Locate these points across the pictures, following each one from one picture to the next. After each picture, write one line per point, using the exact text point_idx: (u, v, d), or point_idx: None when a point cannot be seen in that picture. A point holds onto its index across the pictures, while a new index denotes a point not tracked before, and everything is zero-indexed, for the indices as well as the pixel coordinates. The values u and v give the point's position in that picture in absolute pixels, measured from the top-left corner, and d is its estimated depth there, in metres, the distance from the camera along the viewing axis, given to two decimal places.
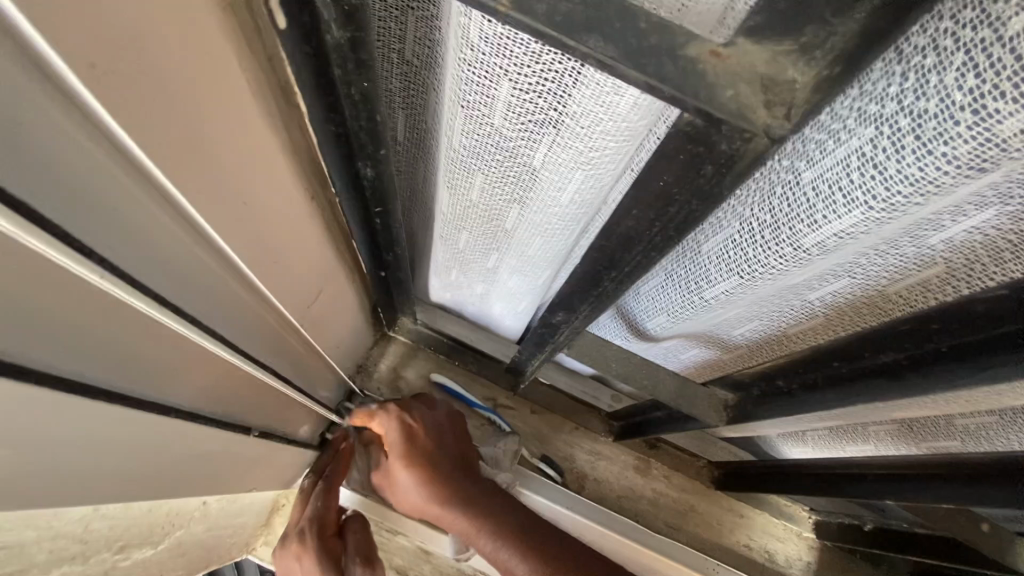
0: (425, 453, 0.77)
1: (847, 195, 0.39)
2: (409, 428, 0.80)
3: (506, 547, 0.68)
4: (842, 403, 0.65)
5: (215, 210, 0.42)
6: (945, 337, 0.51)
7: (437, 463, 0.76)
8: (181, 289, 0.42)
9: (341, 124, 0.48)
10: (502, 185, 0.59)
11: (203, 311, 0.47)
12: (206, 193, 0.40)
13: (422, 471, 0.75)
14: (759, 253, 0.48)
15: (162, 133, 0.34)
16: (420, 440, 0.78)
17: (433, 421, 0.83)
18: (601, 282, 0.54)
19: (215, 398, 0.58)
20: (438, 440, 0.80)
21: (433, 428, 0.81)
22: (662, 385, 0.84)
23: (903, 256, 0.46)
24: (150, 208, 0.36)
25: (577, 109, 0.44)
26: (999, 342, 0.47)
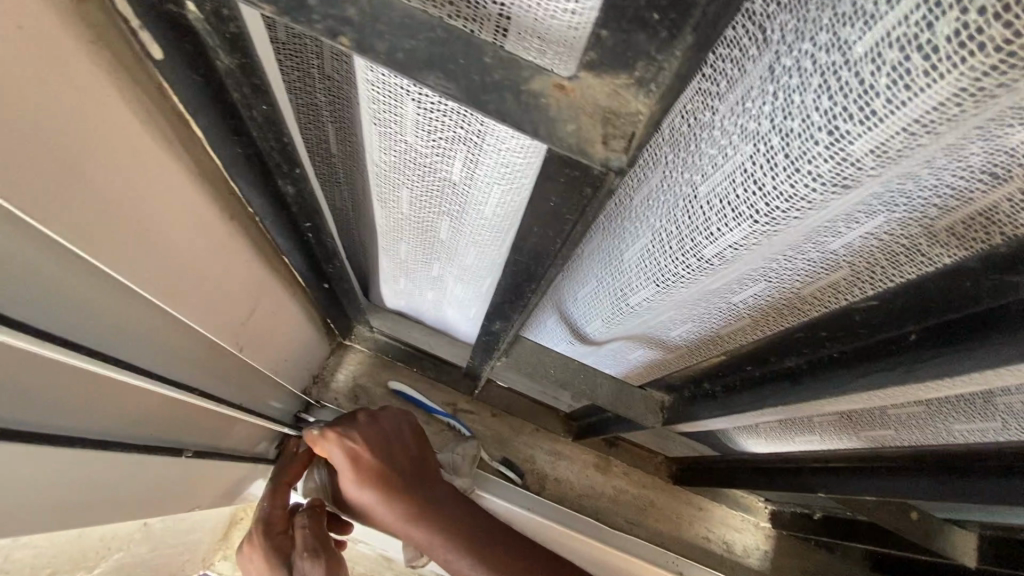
0: (376, 474, 0.76)
1: (735, 209, 0.40)
2: (354, 451, 0.77)
3: (468, 562, 0.71)
4: (770, 402, 0.67)
5: (100, 244, 0.42)
6: (835, 344, 0.56)
7: (389, 482, 0.76)
8: (60, 317, 0.43)
9: (249, 145, 0.47)
10: (428, 199, 0.59)
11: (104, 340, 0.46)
12: (86, 229, 0.40)
13: (377, 492, 0.75)
14: (670, 262, 0.50)
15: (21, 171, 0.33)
16: (365, 462, 0.77)
17: (379, 436, 0.81)
18: (524, 293, 0.55)
19: (143, 426, 0.58)
20: (387, 454, 0.78)
21: (380, 444, 0.79)
22: (600, 388, 0.88)
23: (810, 261, 0.48)
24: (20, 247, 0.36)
25: (481, 127, 0.43)
26: (884, 348, 0.52)
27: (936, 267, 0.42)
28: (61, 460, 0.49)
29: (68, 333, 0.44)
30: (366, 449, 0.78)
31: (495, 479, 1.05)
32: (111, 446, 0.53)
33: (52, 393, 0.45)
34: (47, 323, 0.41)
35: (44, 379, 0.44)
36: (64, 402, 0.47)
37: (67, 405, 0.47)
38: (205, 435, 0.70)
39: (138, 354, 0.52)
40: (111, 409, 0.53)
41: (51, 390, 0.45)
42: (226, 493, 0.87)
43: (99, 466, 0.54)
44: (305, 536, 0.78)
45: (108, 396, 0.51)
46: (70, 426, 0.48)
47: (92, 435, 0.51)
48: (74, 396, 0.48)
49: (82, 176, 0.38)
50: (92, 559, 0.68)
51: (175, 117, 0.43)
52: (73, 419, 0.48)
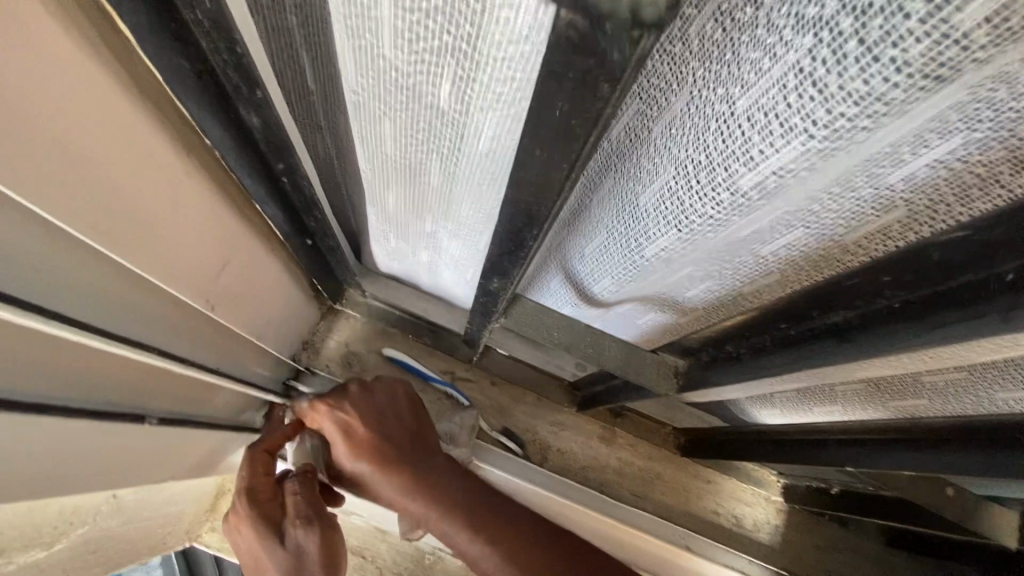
0: (367, 444, 0.72)
1: (784, 122, 0.32)
2: (345, 423, 0.74)
3: (467, 537, 0.64)
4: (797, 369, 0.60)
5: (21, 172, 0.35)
6: (897, 294, 0.48)
7: (381, 452, 0.71)
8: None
9: (198, 59, 0.40)
10: (415, 134, 0.51)
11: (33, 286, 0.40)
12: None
13: (369, 463, 0.71)
14: (696, 201, 0.42)
15: None
16: (355, 433, 0.73)
17: (372, 406, 0.77)
18: (524, 240, 0.48)
19: (105, 391, 0.52)
20: (378, 424, 0.74)
21: (372, 414, 0.75)
22: (606, 354, 0.82)
23: (860, 200, 0.40)
24: None
25: (471, 31, 0.36)
26: (959, 294, 0.43)
27: (1017, 202, 0.35)
28: (8, 430, 0.43)
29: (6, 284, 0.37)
30: (356, 420, 0.74)
31: (496, 450, 1.00)
32: (65, 413, 0.48)
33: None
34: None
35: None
36: (11, 365, 0.41)
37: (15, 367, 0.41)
38: (175, 403, 0.64)
39: (91, 310, 0.46)
40: (65, 371, 0.47)
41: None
42: (208, 463, 0.82)
43: (56, 436, 0.48)
44: (297, 503, 0.74)
45: (59, 356, 0.45)
46: (19, 392, 0.42)
47: (44, 400, 0.45)
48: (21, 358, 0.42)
49: None
50: (54, 534, 0.63)
51: (100, 16, 0.36)
52: (23, 384, 0.43)
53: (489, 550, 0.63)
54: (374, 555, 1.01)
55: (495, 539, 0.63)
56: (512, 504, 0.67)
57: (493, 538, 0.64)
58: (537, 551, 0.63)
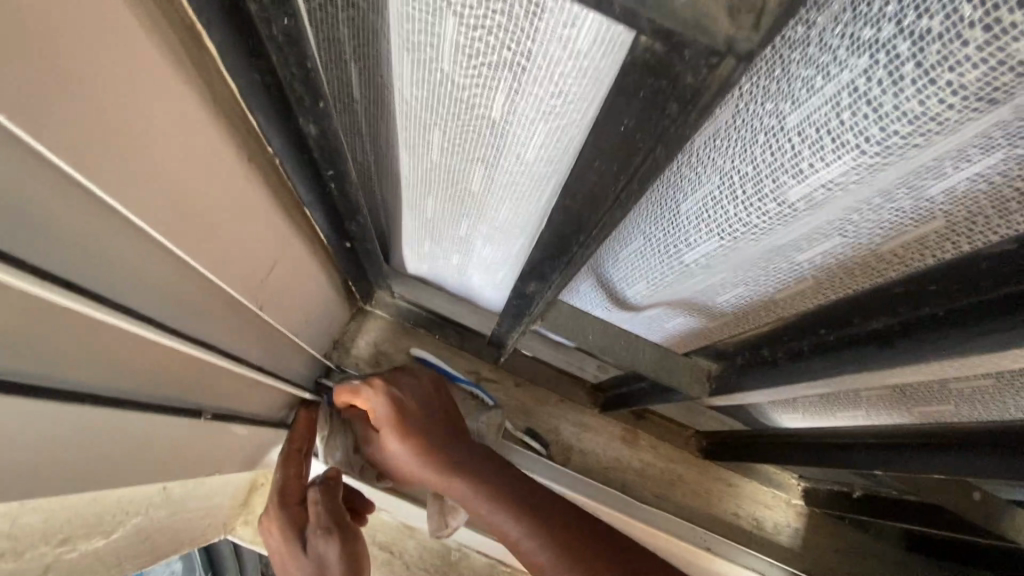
0: (420, 428, 0.73)
1: (836, 138, 0.34)
2: (398, 405, 0.74)
3: (513, 520, 0.64)
4: (827, 375, 0.61)
5: (106, 174, 0.37)
6: (938, 302, 0.47)
7: (431, 436, 0.72)
8: (77, 259, 0.38)
9: (269, 72, 0.42)
10: (462, 142, 0.53)
11: (114, 286, 0.42)
12: (86, 155, 0.35)
13: (417, 445, 0.71)
14: (741, 210, 0.44)
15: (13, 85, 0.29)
16: (410, 416, 0.74)
17: (421, 394, 0.78)
18: (570, 246, 0.49)
19: (163, 385, 0.54)
20: (428, 410, 0.76)
21: (422, 402, 0.77)
22: (641, 356, 0.83)
23: (899, 210, 0.42)
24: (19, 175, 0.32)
25: (532, 48, 0.38)
26: (1000, 304, 0.43)
27: None
28: (66, 419, 0.45)
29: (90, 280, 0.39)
30: (409, 401, 0.75)
31: (521, 450, 1.02)
32: (131, 405, 0.50)
33: (66, 346, 0.41)
34: (58, 267, 0.36)
35: (53, 332, 0.39)
36: (80, 357, 0.43)
37: (87, 361, 0.44)
38: (224, 398, 0.66)
39: (162, 306, 0.48)
40: (134, 366, 0.49)
41: (63, 344, 0.41)
42: (246, 457, 0.85)
43: (113, 426, 0.51)
44: (319, 513, 0.75)
45: (128, 350, 0.48)
46: (85, 384, 0.44)
47: (113, 392, 0.48)
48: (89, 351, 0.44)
49: (75, 91, 0.32)
50: (109, 523, 0.66)
51: (186, 32, 0.38)
52: (89, 376, 0.44)
53: (531, 531, 0.63)
54: (401, 550, 1.04)
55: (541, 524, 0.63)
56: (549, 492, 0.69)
57: (535, 520, 0.64)
58: (581, 533, 0.62)
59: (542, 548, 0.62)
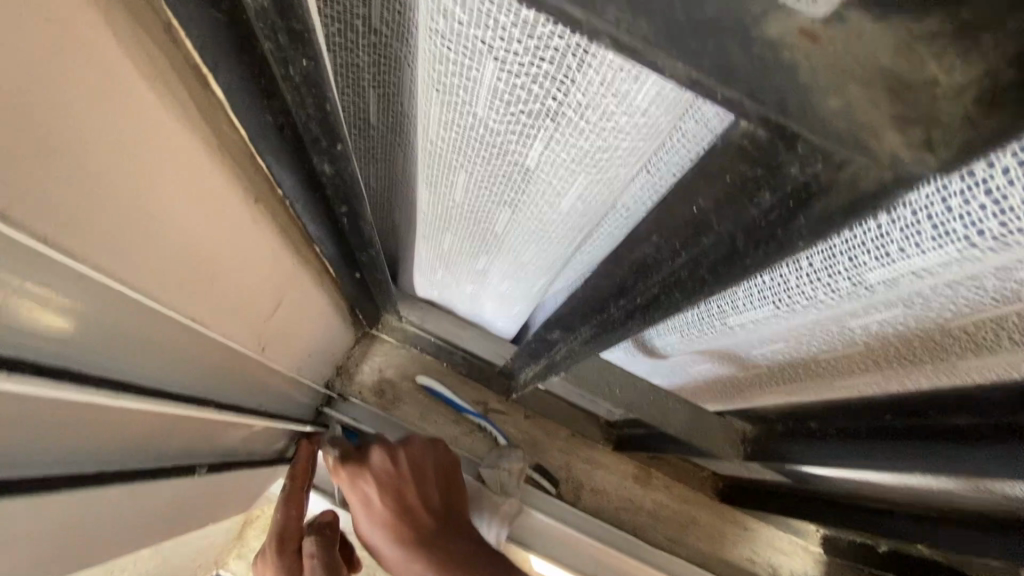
0: (392, 522, 0.72)
1: (939, 225, 0.29)
2: (366, 496, 0.75)
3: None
4: (884, 460, 0.57)
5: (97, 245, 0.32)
6: None
7: (403, 531, 0.71)
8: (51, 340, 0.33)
9: (281, 111, 0.38)
10: (489, 185, 0.49)
11: (86, 357, 0.37)
12: (74, 226, 0.30)
13: (390, 539, 0.71)
14: (804, 283, 0.39)
15: None
16: (374, 505, 0.74)
17: (393, 476, 0.75)
18: (607, 307, 0.44)
19: (150, 445, 0.50)
20: (417, 497, 0.74)
21: (394, 486, 0.74)
22: (672, 414, 0.79)
23: (982, 290, 0.37)
24: None
25: (581, 101, 0.34)
26: None
27: None
28: (48, 502, 0.40)
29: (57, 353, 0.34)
30: (403, 488, 0.74)
31: (529, 490, 0.97)
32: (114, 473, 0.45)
33: (40, 429, 0.36)
34: (20, 348, 0.31)
35: (25, 416, 0.34)
36: (56, 438, 0.38)
37: (60, 440, 0.39)
38: (219, 445, 0.62)
39: (145, 365, 0.43)
40: (116, 434, 0.44)
41: (34, 426, 0.36)
42: (241, 494, 0.80)
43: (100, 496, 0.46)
44: (314, 570, 0.70)
45: (109, 421, 0.42)
46: (56, 462, 0.39)
47: (89, 463, 0.43)
48: (65, 427, 0.39)
49: (56, 153, 0.28)
50: None
51: (189, 72, 0.33)
52: (61, 455, 0.39)
53: None
54: None
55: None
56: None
57: None
58: None
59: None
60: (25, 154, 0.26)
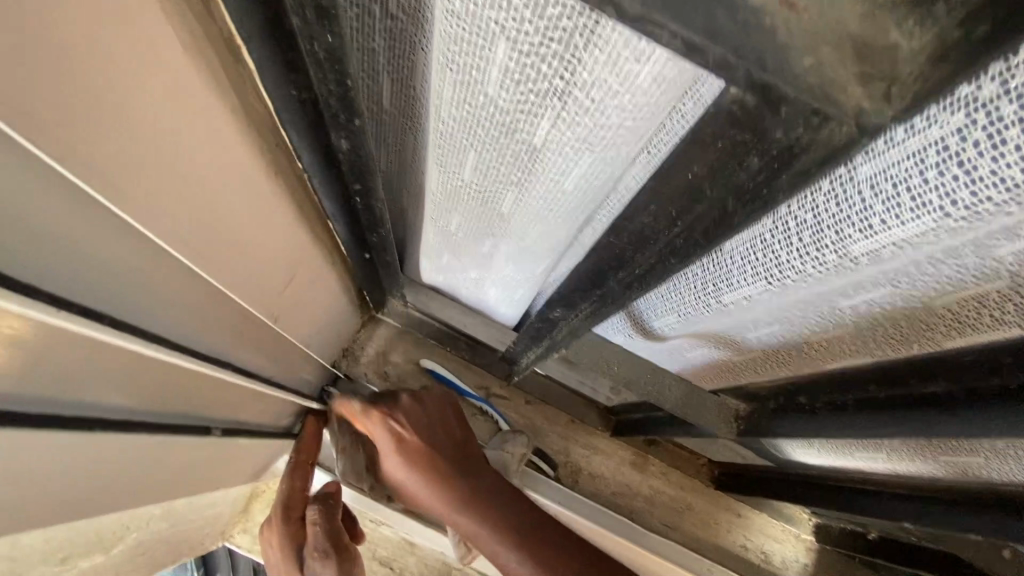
0: (420, 456, 0.74)
1: (917, 197, 0.31)
2: (398, 432, 0.75)
3: (518, 557, 0.65)
4: (870, 429, 0.59)
5: (137, 199, 0.35)
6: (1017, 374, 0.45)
7: (430, 467, 0.73)
8: (109, 292, 0.36)
9: (304, 87, 0.40)
10: (498, 165, 0.51)
11: (135, 312, 0.40)
12: (121, 179, 0.33)
13: (418, 471, 0.73)
14: (794, 258, 0.41)
15: (50, 100, 0.27)
16: (403, 445, 0.75)
17: (422, 416, 0.78)
18: (607, 281, 0.47)
19: (178, 404, 0.53)
20: (442, 436, 0.77)
21: (424, 425, 0.77)
22: (668, 391, 0.79)
23: (961, 267, 0.39)
24: (52, 199, 0.30)
25: (587, 79, 0.36)
26: None
27: None
28: (83, 448, 0.43)
29: (104, 301, 0.36)
30: (424, 430, 0.76)
31: (529, 473, 1.00)
32: (146, 427, 0.48)
33: (90, 374, 0.39)
34: (73, 294, 0.33)
35: (74, 360, 0.37)
36: (101, 385, 0.41)
37: (106, 388, 0.42)
38: (234, 412, 0.64)
39: (183, 327, 0.46)
40: (152, 388, 0.47)
41: (82, 371, 0.38)
42: (249, 466, 0.83)
43: (132, 448, 0.49)
44: (317, 536, 0.73)
45: (147, 375, 0.45)
46: (100, 410, 0.42)
47: (130, 416, 0.46)
48: (114, 378, 0.42)
49: (110, 111, 0.30)
50: (110, 540, 0.64)
51: (220, 42, 0.36)
52: (105, 403, 0.42)
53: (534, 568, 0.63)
54: (401, 567, 1.01)
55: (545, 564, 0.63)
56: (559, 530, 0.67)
57: (532, 554, 0.64)
58: None
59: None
60: (81, 106, 0.28)
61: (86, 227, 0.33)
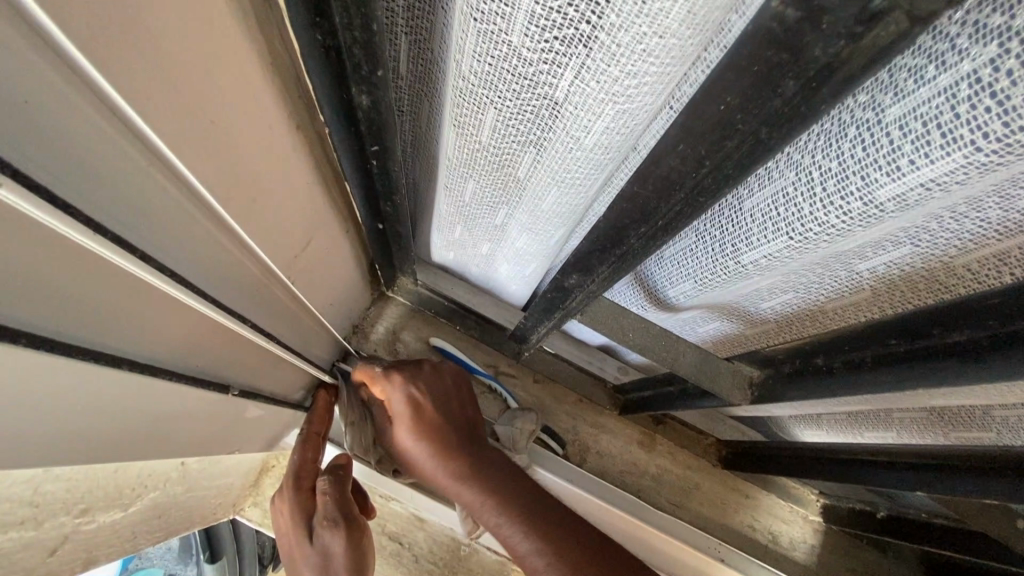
0: (434, 428, 0.74)
1: (947, 132, 0.31)
2: (416, 399, 0.75)
3: (520, 532, 0.64)
4: (899, 388, 0.53)
5: (170, 131, 0.36)
6: None
7: (443, 438, 0.73)
8: (139, 226, 0.37)
9: (329, 33, 0.40)
10: (517, 123, 0.51)
11: (166, 252, 0.41)
12: (160, 112, 0.34)
13: (431, 442, 0.73)
14: (817, 210, 0.41)
15: (98, 19, 0.27)
16: (418, 413, 0.74)
17: (440, 387, 0.78)
18: (627, 238, 0.47)
19: (204, 358, 0.54)
20: (455, 411, 0.77)
21: (439, 397, 0.77)
22: (682, 358, 0.74)
23: (986, 220, 0.39)
24: (91, 120, 0.30)
25: (615, 23, 0.36)
26: None
27: None
28: (112, 393, 0.44)
29: (131, 234, 0.37)
30: (437, 401, 0.76)
31: (537, 450, 1.00)
32: (172, 376, 0.49)
33: (126, 313, 0.41)
34: (108, 220, 0.34)
35: (111, 295, 0.38)
36: (135, 325, 0.42)
37: (139, 328, 0.43)
38: (251, 375, 0.65)
39: (210, 276, 0.48)
40: (180, 335, 0.48)
41: (119, 309, 0.40)
42: (262, 437, 0.84)
43: (159, 397, 0.50)
44: (327, 504, 0.73)
45: (174, 322, 0.47)
46: (134, 351, 0.44)
47: (160, 361, 0.47)
48: (147, 319, 0.43)
49: (149, 35, 0.31)
50: (129, 496, 0.69)
51: None
52: (138, 344, 0.44)
53: (540, 548, 0.62)
54: (410, 542, 1.02)
55: (548, 538, 0.62)
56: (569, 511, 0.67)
57: (541, 531, 0.63)
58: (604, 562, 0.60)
59: (547, 566, 0.60)
60: (123, 29, 0.29)
61: (118, 158, 0.34)
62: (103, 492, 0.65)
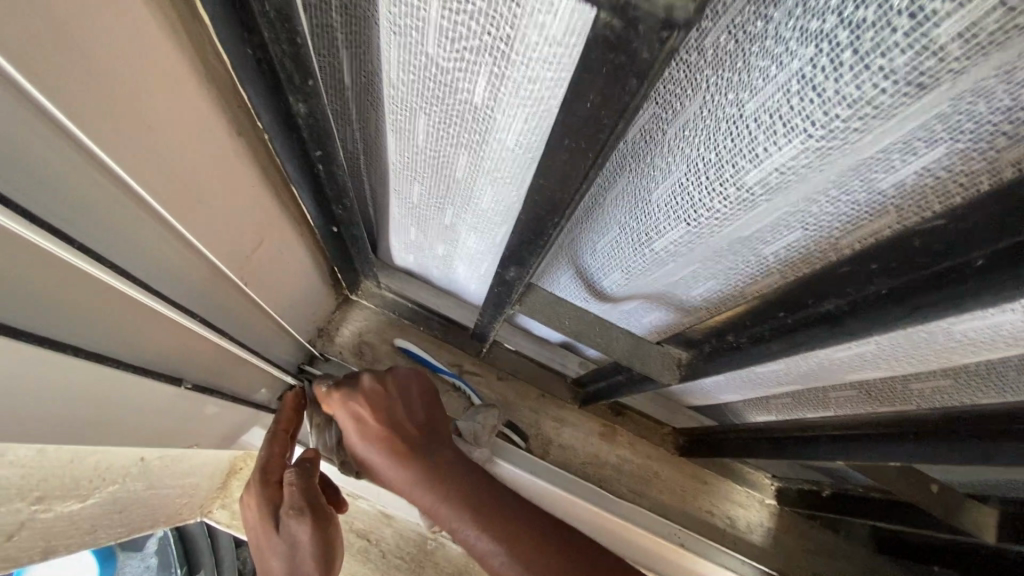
0: (381, 436, 0.77)
1: (787, 123, 0.36)
2: (359, 415, 0.78)
3: (473, 530, 0.70)
4: (788, 353, 0.61)
5: (109, 138, 0.40)
6: (884, 279, 0.46)
7: (393, 446, 0.76)
8: (87, 225, 0.41)
9: (258, 47, 0.44)
10: (446, 127, 0.56)
11: (114, 251, 0.45)
12: (97, 120, 0.38)
13: (381, 451, 0.77)
14: (704, 196, 0.46)
15: (29, 37, 0.31)
16: (366, 426, 0.78)
17: (387, 396, 0.80)
18: (544, 227, 0.51)
19: (159, 354, 0.57)
20: (405, 415, 0.80)
21: (387, 405, 0.79)
22: (615, 342, 0.81)
23: (855, 203, 0.43)
24: (31, 128, 0.34)
25: (510, 34, 0.41)
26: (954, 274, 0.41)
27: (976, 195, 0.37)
28: (65, 381, 0.47)
29: (77, 232, 0.40)
30: (384, 410, 0.79)
31: (498, 444, 1.03)
32: (130, 369, 0.53)
33: (79, 307, 0.44)
34: (53, 218, 0.38)
35: (64, 288, 0.42)
36: (88, 319, 0.46)
37: (94, 322, 0.47)
38: (207, 372, 0.68)
39: (160, 274, 0.51)
40: (134, 330, 0.52)
41: (72, 302, 0.44)
42: (225, 436, 0.86)
43: (115, 388, 0.53)
44: (293, 494, 0.75)
45: (126, 319, 0.50)
46: (91, 345, 0.47)
47: (117, 355, 0.51)
48: (101, 313, 0.47)
49: (81, 52, 0.35)
50: (85, 489, 0.72)
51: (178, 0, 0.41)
52: (95, 338, 0.47)
53: (494, 544, 0.68)
54: (377, 538, 1.05)
55: (499, 535, 0.68)
56: (518, 503, 0.72)
57: (494, 529, 0.69)
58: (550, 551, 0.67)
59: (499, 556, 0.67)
60: (55, 46, 0.33)
61: (61, 162, 0.37)
62: (56, 481, 0.68)
